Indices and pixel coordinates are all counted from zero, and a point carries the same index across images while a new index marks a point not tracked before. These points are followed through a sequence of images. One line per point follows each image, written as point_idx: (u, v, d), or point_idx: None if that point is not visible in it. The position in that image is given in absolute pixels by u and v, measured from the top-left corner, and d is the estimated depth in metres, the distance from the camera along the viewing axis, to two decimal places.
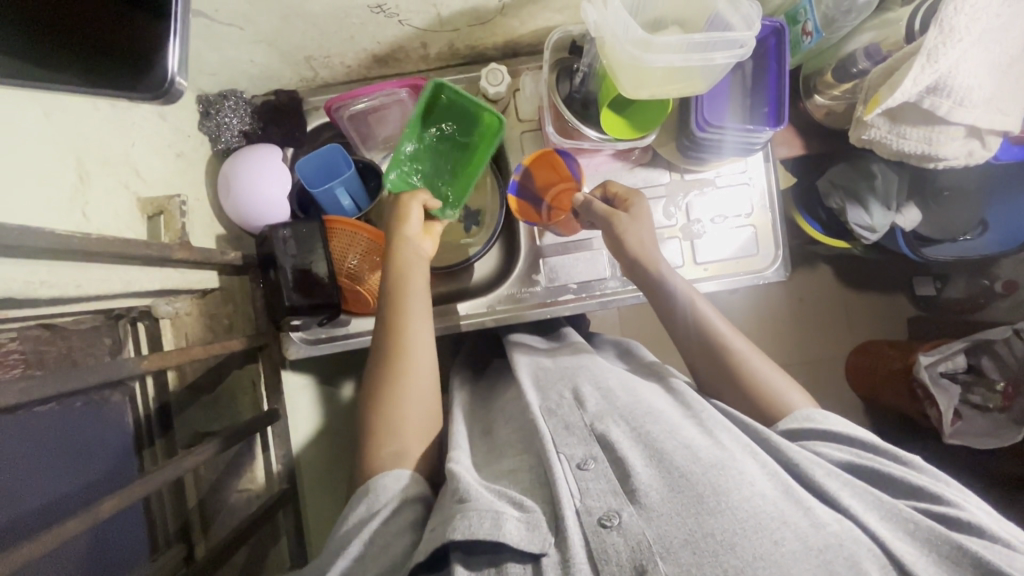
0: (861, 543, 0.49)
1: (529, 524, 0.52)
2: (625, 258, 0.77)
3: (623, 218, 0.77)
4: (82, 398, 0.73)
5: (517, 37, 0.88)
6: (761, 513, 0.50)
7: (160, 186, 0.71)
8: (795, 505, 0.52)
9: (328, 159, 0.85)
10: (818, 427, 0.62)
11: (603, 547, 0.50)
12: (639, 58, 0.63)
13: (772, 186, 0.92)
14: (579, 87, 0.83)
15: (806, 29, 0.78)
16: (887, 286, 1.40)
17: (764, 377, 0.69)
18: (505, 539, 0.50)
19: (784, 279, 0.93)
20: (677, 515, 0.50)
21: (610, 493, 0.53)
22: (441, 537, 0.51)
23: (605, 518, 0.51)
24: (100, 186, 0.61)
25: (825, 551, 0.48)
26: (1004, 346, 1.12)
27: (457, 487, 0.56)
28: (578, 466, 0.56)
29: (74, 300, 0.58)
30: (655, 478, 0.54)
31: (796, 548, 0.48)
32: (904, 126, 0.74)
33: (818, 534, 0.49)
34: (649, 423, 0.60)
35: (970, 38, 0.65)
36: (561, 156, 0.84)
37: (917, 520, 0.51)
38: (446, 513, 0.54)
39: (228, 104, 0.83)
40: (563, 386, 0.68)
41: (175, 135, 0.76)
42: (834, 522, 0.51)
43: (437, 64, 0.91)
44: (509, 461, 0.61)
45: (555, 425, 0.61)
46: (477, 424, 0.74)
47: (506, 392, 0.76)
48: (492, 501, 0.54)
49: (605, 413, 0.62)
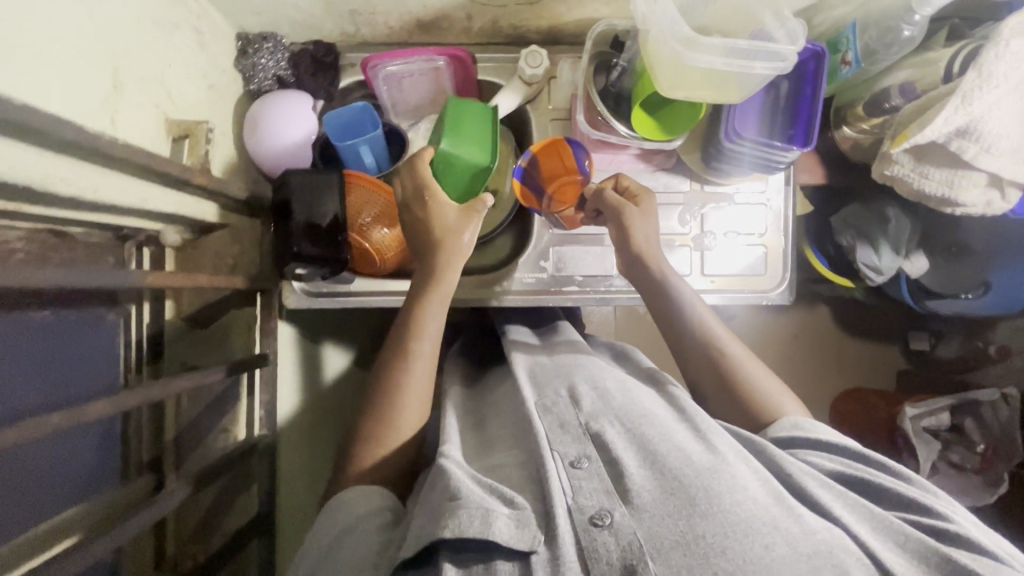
0: (849, 552, 0.49)
1: (519, 521, 0.51)
2: (629, 253, 0.79)
3: (633, 210, 0.79)
4: (77, 312, 0.72)
5: (560, 23, 0.88)
6: (753, 519, 0.50)
7: (189, 111, 0.71)
8: (785, 512, 0.52)
9: (355, 116, 0.85)
10: (808, 435, 0.64)
11: (594, 545, 0.50)
12: (680, 55, 0.63)
13: (788, 210, 0.93)
14: (615, 82, 0.83)
15: (845, 58, 0.78)
16: (881, 334, 1.41)
17: (762, 395, 0.70)
18: (496, 538, 0.49)
19: (785, 304, 0.94)
20: (668, 516, 0.51)
21: (602, 493, 0.54)
22: (431, 535, 0.50)
23: (597, 516, 0.52)
24: (133, 101, 0.61)
25: (813, 557, 0.48)
26: (989, 409, 1.14)
27: (447, 483, 0.55)
28: (571, 464, 0.57)
29: (90, 207, 0.58)
30: (648, 479, 0.54)
31: (785, 553, 0.48)
32: (927, 166, 0.75)
33: (807, 541, 0.49)
34: (644, 425, 0.61)
35: (1005, 86, 0.67)
36: (569, 145, 0.83)
37: (907, 532, 0.52)
38: (434, 509, 0.54)
39: (267, 46, 0.84)
40: (560, 382, 0.69)
41: (210, 66, 0.76)
42: (823, 529, 0.51)
43: (479, 39, 0.92)
44: (500, 456, 0.62)
45: (550, 423, 0.62)
46: (470, 416, 0.74)
47: (501, 386, 0.77)
48: (484, 498, 0.53)
49: (599, 413, 0.63)
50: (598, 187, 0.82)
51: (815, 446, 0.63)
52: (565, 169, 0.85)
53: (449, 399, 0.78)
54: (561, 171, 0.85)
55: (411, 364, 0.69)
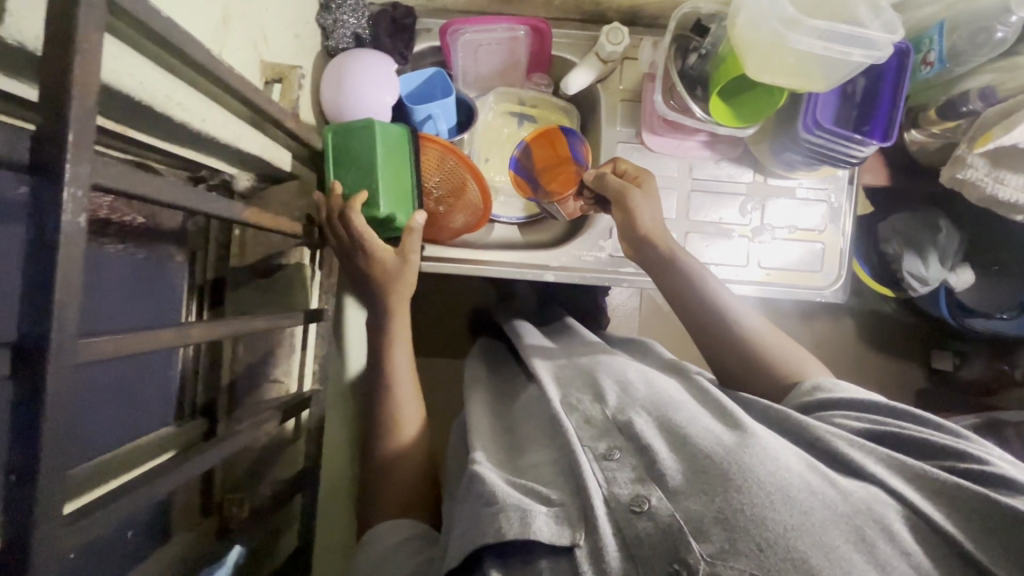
0: (886, 505, 0.48)
1: (559, 519, 0.50)
2: (637, 235, 0.79)
3: (636, 193, 0.78)
4: (149, 250, 0.72)
5: (641, 4, 0.89)
6: (789, 486, 0.48)
7: (279, 55, 0.71)
8: (822, 478, 0.50)
9: (429, 84, 0.88)
10: (830, 399, 0.63)
11: (635, 531, 0.48)
12: (783, 37, 0.64)
13: (848, 210, 0.93)
14: (694, 65, 0.83)
15: (926, 59, 0.80)
16: (905, 351, 1.41)
17: (793, 366, 0.72)
18: (537, 537, 0.48)
19: (840, 301, 0.94)
20: (703, 494, 0.49)
21: (636, 480, 0.52)
22: (476, 540, 0.50)
23: (635, 503, 0.50)
24: (237, 38, 0.61)
25: (855, 516, 0.46)
26: (1015, 432, 1.14)
27: (481, 488, 0.55)
28: (603, 457, 0.55)
29: (189, 140, 0.58)
30: (679, 461, 0.53)
31: (826, 517, 0.46)
32: (1003, 171, 0.76)
33: (846, 502, 0.48)
34: (671, 413, 0.61)
35: None
36: (562, 133, 0.88)
37: (942, 479, 0.50)
38: (473, 515, 0.53)
39: (348, 3, 0.84)
40: (584, 383, 0.69)
41: (298, 16, 0.77)
42: (859, 489, 0.50)
43: (556, 14, 0.92)
44: (533, 457, 0.60)
45: (578, 420, 0.62)
46: (499, 421, 0.74)
47: (523, 395, 0.76)
48: (520, 499, 0.52)
49: (627, 405, 0.63)
50: (598, 172, 0.81)
51: (838, 408, 0.63)
52: (559, 157, 0.89)
53: (476, 398, 0.80)
54: (553, 159, 0.90)
55: (394, 394, 0.74)
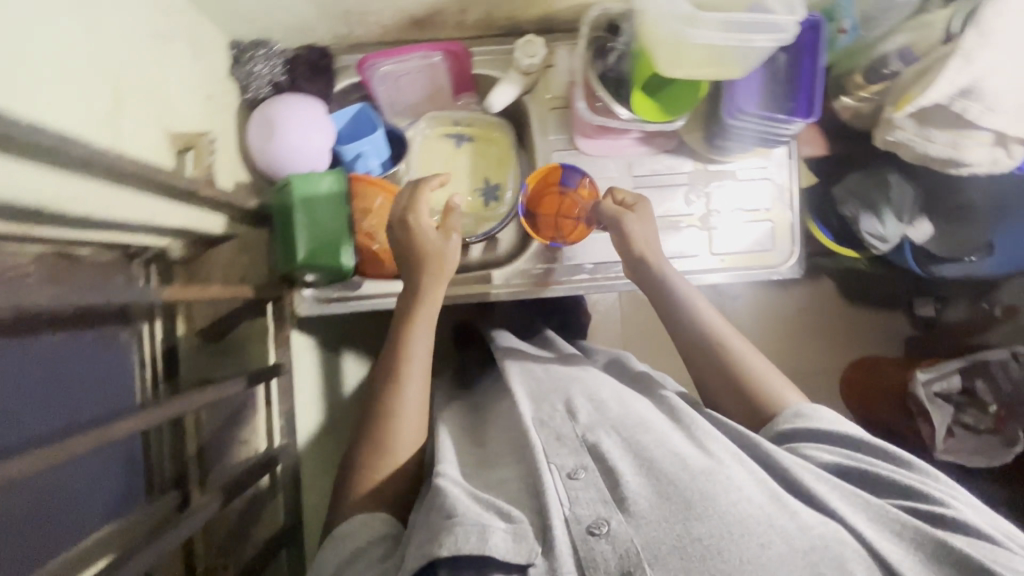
0: (846, 544, 0.49)
1: (516, 535, 0.51)
2: (629, 258, 0.80)
3: (630, 218, 0.80)
4: (92, 333, 0.72)
5: (554, 12, 0.88)
6: (748, 518, 0.50)
7: (189, 122, 0.70)
8: (781, 509, 0.52)
9: (356, 121, 0.88)
10: (809, 427, 0.63)
11: (591, 555, 0.49)
12: (682, 34, 0.63)
13: (791, 183, 0.93)
14: (614, 66, 0.83)
15: (840, 28, 0.79)
16: (888, 303, 1.40)
17: (772, 393, 0.70)
18: (492, 554, 0.49)
19: (797, 276, 0.95)
20: (665, 520, 0.51)
21: (599, 502, 0.53)
22: (429, 554, 0.50)
23: (594, 525, 0.51)
24: (135, 115, 0.60)
25: (811, 552, 0.48)
26: (1000, 369, 1.15)
27: (444, 502, 0.55)
28: (569, 475, 0.56)
29: (96, 226, 0.57)
30: (644, 486, 0.54)
31: (783, 551, 0.48)
32: (931, 129, 0.75)
33: (803, 537, 0.49)
34: (639, 433, 0.61)
35: (1003, 44, 0.67)
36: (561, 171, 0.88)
37: (903, 521, 0.52)
38: (431, 528, 0.53)
39: (260, 54, 0.83)
40: (556, 397, 0.68)
41: (206, 76, 0.75)
42: (819, 524, 0.51)
43: (472, 33, 0.91)
44: (500, 471, 0.61)
45: (547, 436, 0.61)
46: (467, 433, 0.72)
47: (499, 402, 0.74)
48: (479, 514, 0.53)
49: (596, 424, 0.63)
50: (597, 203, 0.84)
51: (816, 438, 0.62)
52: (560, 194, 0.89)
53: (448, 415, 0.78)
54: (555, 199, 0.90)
55: (403, 387, 0.70)
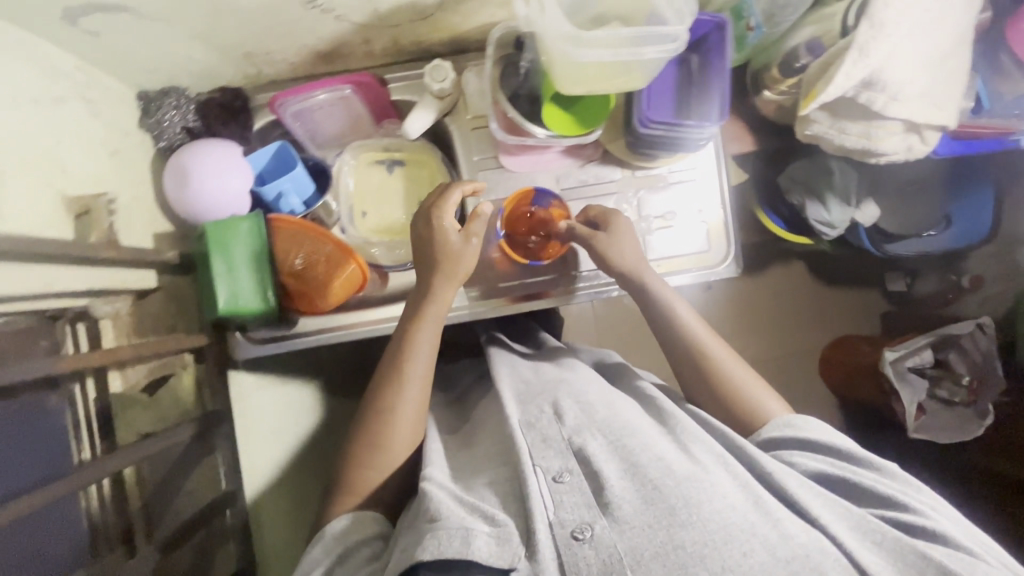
0: (827, 554, 0.48)
1: (500, 539, 0.50)
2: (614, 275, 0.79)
3: (601, 238, 0.79)
4: (17, 401, 0.70)
5: (462, 32, 0.87)
6: (731, 524, 0.49)
7: (89, 182, 0.70)
8: (764, 517, 0.50)
9: (280, 158, 0.87)
10: (796, 436, 0.62)
11: (574, 560, 0.49)
12: (570, 54, 0.63)
13: (722, 182, 0.92)
14: (523, 82, 0.83)
15: (749, 25, 0.78)
16: (857, 281, 1.38)
17: (754, 403, 0.69)
18: (475, 556, 0.49)
19: (736, 275, 0.94)
20: (649, 527, 0.50)
21: (584, 506, 0.52)
22: (410, 558, 0.50)
23: (578, 530, 0.50)
24: (21, 186, 0.59)
25: (793, 562, 0.47)
26: (969, 340, 1.10)
27: (429, 506, 0.55)
28: (554, 479, 0.54)
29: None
30: (630, 491, 0.52)
31: (764, 560, 0.47)
32: (843, 121, 0.75)
33: (785, 546, 0.48)
34: (629, 437, 0.57)
35: (899, 32, 0.66)
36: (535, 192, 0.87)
37: (884, 531, 0.51)
38: (416, 534, 0.53)
39: (170, 102, 0.83)
40: (544, 399, 0.65)
41: (109, 132, 0.75)
42: (801, 531, 0.50)
43: (383, 60, 0.91)
44: (486, 473, 0.58)
45: (533, 438, 0.59)
46: (456, 437, 0.72)
47: (484, 411, 0.72)
48: (463, 518, 0.52)
49: (584, 426, 0.59)
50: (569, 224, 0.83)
51: (807, 449, 0.61)
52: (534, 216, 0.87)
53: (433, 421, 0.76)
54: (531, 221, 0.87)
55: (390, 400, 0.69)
